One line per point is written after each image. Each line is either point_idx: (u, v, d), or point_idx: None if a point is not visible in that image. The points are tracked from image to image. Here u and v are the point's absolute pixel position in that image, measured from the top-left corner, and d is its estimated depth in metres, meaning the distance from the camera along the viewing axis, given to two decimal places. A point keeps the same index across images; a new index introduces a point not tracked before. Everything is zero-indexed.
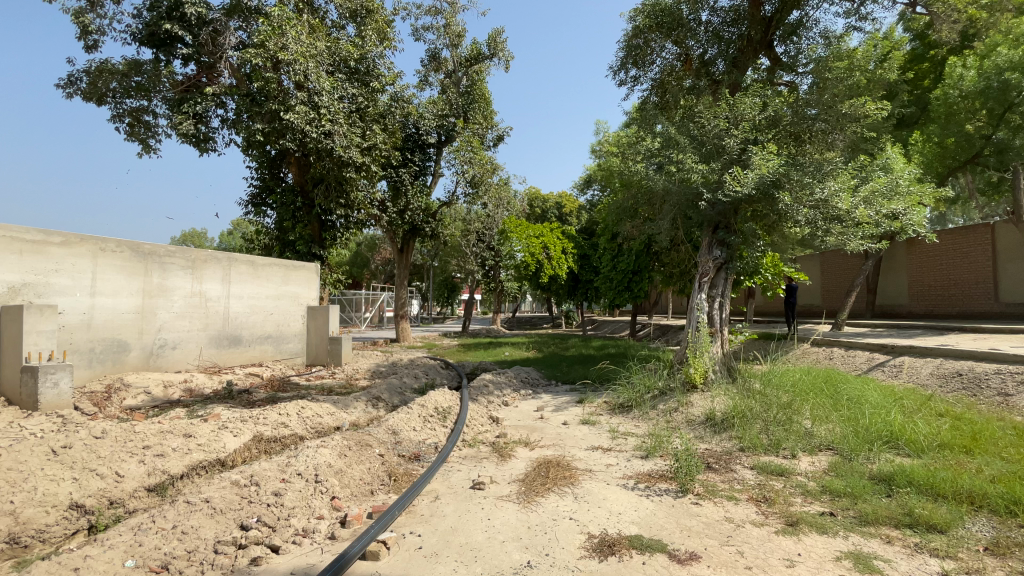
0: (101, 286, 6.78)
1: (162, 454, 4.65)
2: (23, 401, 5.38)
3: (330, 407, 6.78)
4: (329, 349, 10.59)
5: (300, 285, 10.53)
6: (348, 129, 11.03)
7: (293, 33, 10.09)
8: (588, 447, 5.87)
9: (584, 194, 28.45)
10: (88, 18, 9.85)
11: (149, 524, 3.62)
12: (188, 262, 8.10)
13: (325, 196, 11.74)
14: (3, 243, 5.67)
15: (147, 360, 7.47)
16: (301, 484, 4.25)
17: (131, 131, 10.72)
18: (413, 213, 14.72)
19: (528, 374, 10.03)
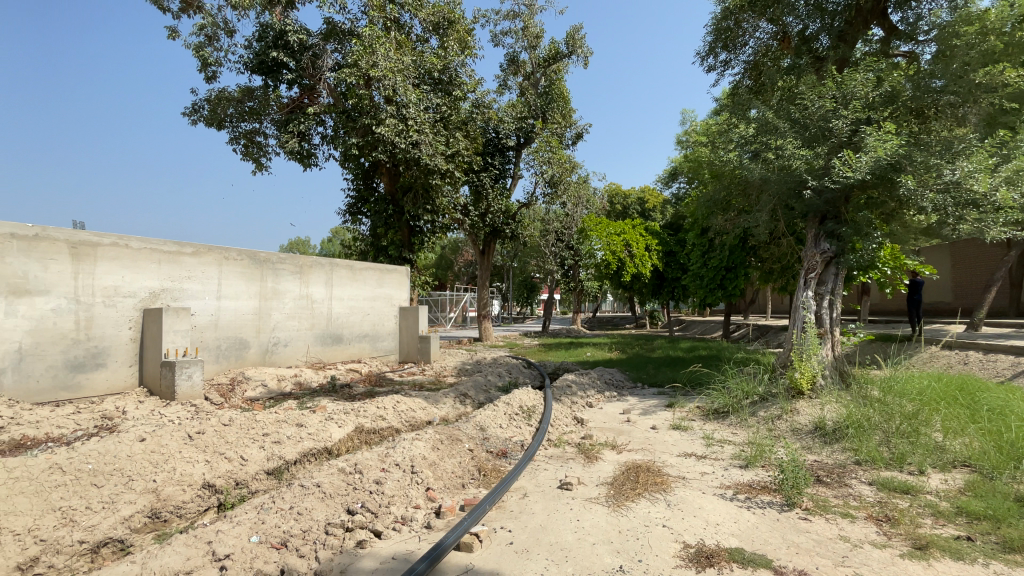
0: (225, 290, 7.66)
1: (278, 441, 5.13)
2: (164, 391, 6.23)
3: (422, 402, 7.10)
4: (419, 347, 11.10)
5: (393, 287, 11.16)
6: (433, 138, 11.50)
7: (382, 50, 10.70)
8: (680, 453, 5.61)
9: (667, 188, 27.33)
10: (208, 52, 11.18)
11: (270, 504, 3.99)
12: (295, 267, 8.88)
13: (413, 203, 12.36)
14: (145, 255, 6.61)
15: (263, 356, 8.30)
16: (399, 474, 4.50)
17: (246, 151, 12.00)
18: (494, 216, 15.02)
19: (613, 376, 9.82)
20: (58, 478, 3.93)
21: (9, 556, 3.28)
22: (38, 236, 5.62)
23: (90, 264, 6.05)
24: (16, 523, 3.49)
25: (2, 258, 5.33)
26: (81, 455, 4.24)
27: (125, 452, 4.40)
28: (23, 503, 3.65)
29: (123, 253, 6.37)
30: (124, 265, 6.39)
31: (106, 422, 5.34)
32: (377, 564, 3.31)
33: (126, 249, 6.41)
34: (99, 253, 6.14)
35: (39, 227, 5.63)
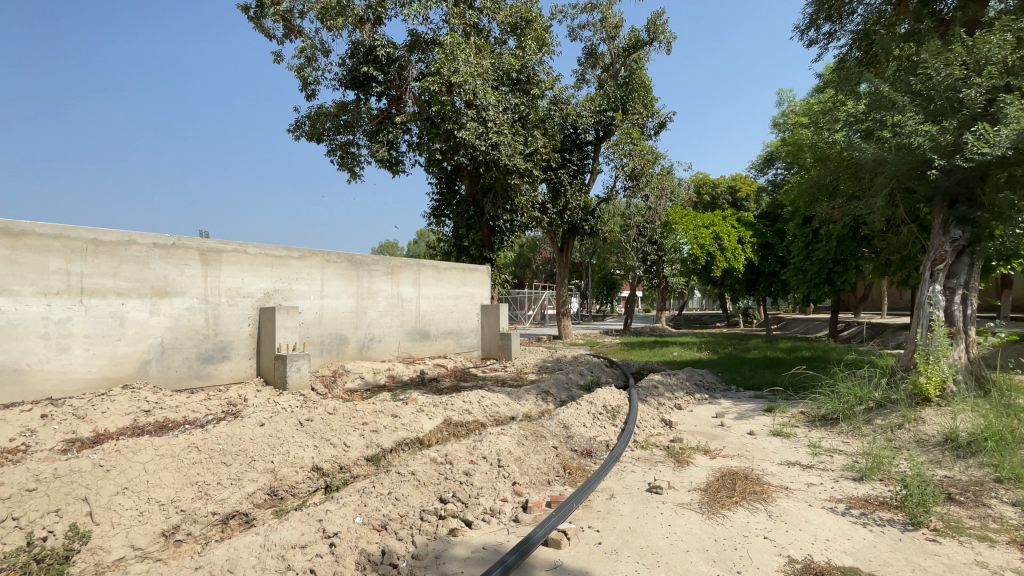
0: (327, 290, 8.33)
1: (375, 430, 5.49)
2: (277, 380, 6.94)
3: (505, 398, 7.23)
4: (501, 344, 11.32)
5: (475, 285, 11.48)
6: (512, 138, 11.67)
7: (462, 56, 11.01)
8: (782, 461, 5.21)
9: (762, 175, 25.42)
10: (308, 73, 12.20)
11: (371, 489, 4.27)
12: (387, 268, 9.43)
13: (494, 203, 12.64)
14: (260, 259, 7.36)
15: (361, 351, 8.92)
16: (487, 467, 4.63)
17: (342, 161, 12.95)
18: (573, 212, 14.89)
19: (703, 377, 9.34)
20: (194, 455, 4.48)
21: (156, 523, 3.81)
22: (176, 245, 6.45)
23: (216, 268, 6.86)
24: (161, 494, 4.02)
25: (148, 265, 6.20)
26: (212, 436, 4.81)
27: (247, 435, 4.93)
28: (168, 477, 4.18)
29: (242, 258, 7.15)
30: (243, 269, 7.16)
31: (230, 408, 6.04)
32: (469, 552, 3.44)
33: (245, 255, 7.18)
34: (224, 259, 6.94)
35: (177, 237, 6.46)
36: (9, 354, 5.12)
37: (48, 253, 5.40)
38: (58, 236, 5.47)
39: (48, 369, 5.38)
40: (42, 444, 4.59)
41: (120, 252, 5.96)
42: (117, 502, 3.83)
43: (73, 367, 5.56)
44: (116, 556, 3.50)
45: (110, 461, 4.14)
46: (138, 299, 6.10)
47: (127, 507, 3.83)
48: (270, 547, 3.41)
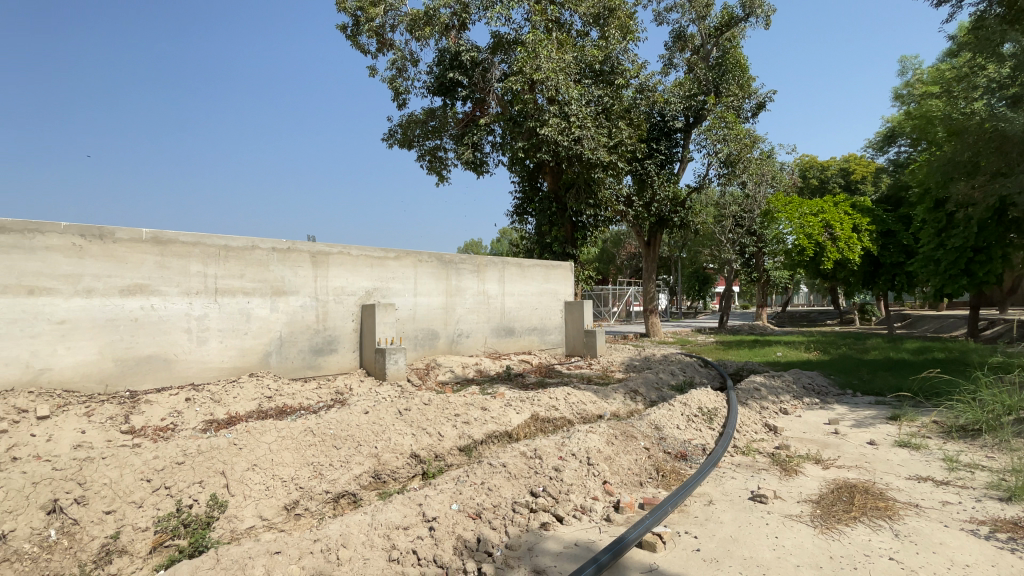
0: (419, 288, 8.76)
1: (467, 422, 5.69)
2: (377, 372, 7.47)
3: (593, 396, 7.13)
4: (586, 341, 11.20)
5: (559, 282, 11.43)
6: (595, 132, 11.48)
7: (544, 52, 10.97)
8: (910, 476, 4.62)
9: (882, 154, 22.61)
10: (399, 83, 12.90)
11: (465, 478, 4.44)
12: (474, 266, 9.70)
13: (577, 199, 12.49)
14: (361, 260, 7.93)
15: (450, 345, 9.30)
16: (577, 464, 4.61)
17: (430, 165, 13.55)
18: (661, 204, 14.27)
19: (811, 379, 8.55)
20: (310, 438, 4.94)
21: (279, 497, 4.25)
22: (291, 249, 7.14)
23: (324, 269, 7.50)
24: (283, 472, 4.48)
25: (268, 267, 6.93)
26: (324, 421, 5.26)
27: (354, 422, 5.34)
28: (288, 456, 4.64)
29: (346, 259, 7.75)
30: (347, 269, 7.77)
31: (337, 396, 6.60)
32: (561, 547, 3.46)
33: (348, 256, 7.77)
34: (330, 260, 7.58)
35: (291, 241, 7.15)
36: (160, 345, 6.00)
37: (189, 258, 6.24)
38: (197, 243, 6.29)
39: (190, 358, 6.23)
40: (186, 423, 5.34)
41: (245, 256, 6.72)
42: (247, 477, 4.29)
43: (209, 357, 6.39)
44: (246, 525, 3.97)
45: (242, 440, 4.67)
46: (260, 297, 6.85)
47: (255, 481, 4.29)
48: (377, 526, 3.67)
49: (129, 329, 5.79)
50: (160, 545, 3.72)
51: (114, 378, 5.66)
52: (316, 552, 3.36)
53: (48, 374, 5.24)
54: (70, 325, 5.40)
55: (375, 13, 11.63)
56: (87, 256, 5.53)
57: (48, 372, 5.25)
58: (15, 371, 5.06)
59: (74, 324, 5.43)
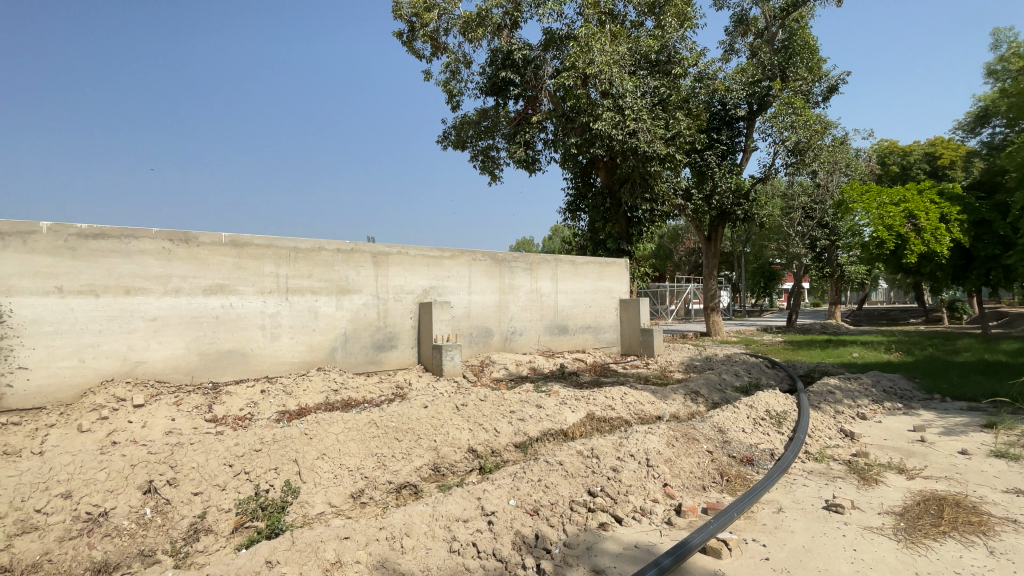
0: (474, 286, 8.90)
1: (523, 419, 5.72)
2: (434, 368, 7.67)
3: (651, 396, 6.95)
4: (642, 340, 10.94)
5: (613, 279, 11.18)
6: (651, 124, 11.14)
7: (598, 45, 10.76)
8: (1011, 489, 4.17)
9: (974, 135, 20.49)
10: (453, 85, 13.13)
11: (522, 474, 4.45)
12: (527, 264, 9.71)
13: (632, 193, 12.07)
14: (418, 259, 8.15)
15: (504, 343, 9.38)
16: (635, 465, 4.51)
17: (483, 165, 13.70)
18: (722, 197, 13.63)
19: (891, 382, 7.90)
20: (374, 430, 5.14)
21: (346, 486, 4.46)
22: (353, 250, 7.46)
23: (384, 269, 7.78)
24: (350, 461, 4.69)
25: (334, 267, 7.28)
26: (386, 414, 5.47)
27: (414, 415, 5.50)
28: (353, 447, 4.85)
29: (404, 259, 8.01)
30: (406, 269, 8.02)
31: (397, 391, 6.86)
32: (620, 548, 3.41)
33: (407, 256, 8.02)
34: (390, 260, 7.85)
35: (354, 243, 7.47)
36: (238, 340, 6.46)
37: (263, 260, 6.66)
38: (269, 246, 6.71)
39: (265, 352, 6.67)
40: (262, 413, 5.73)
41: (313, 257, 7.10)
42: (317, 465, 4.54)
43: (282, 352, 6.81)
44: (317, 511, 4.20)
45: (312, 430, 4.94)
46: (326, 296, 7.21)
47: (324, 470, 4.52)
48: (438, 517, 3.77)
49: (211, 325, 6.27)
50: (241, 525, 4.01)
51: (199, 370, 6.16)
52: (382, 540, 3.50)
53: (143, 366, 5.80)
54: (161, 322, 5.93)
55: (429, 18, 11.91)
56: (174, 259, 6.03)
57: (142, 365, 5.80)
58: (116, 363, 5.64)
59: (164, 321, 5.95)
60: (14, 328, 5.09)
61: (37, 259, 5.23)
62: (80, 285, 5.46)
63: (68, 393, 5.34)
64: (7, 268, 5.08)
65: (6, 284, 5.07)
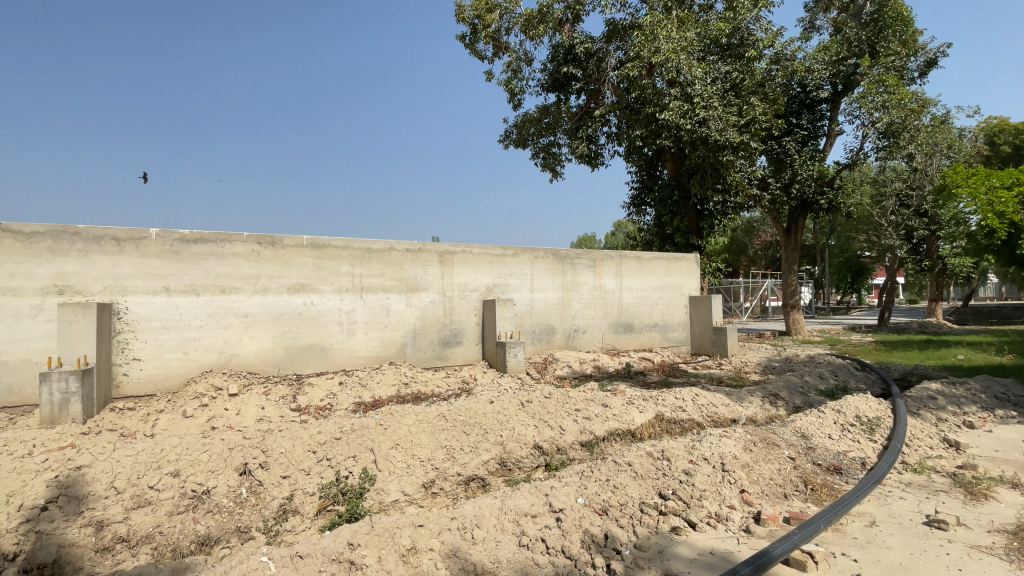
0: (536, 284, 8.91)
1: (589, 417, 5.65)
2: (498, 364, 7.76)
3: (724, 398, 6.62)
4: (714, 340, 10.45)
5: (682, 275, 10.73)
6: (723, 111, 10.55)
7: (664, 33, 10.39)
8: None
9: None
10: (514, 84, 13.19)
11: (590, 473, 4.40)
12: (590, 260, 9.56)
13: (702, 184, 11.51)
14: (482, 258, 8.29)
15: (568, 341, 9.31)
16: (709, 470, 4.33)
17: (545, 162, 13.64)
18: (803, 185, 12.68)
19: (1006, 388, 7.02)
20: (443, 423, 5.30)
21: (418, 475, 4.63)
22: (421, 249, 7.71)
23: (449, 267, 7.98)
24: (421, 453, 4.87)
25: (403, 266, 7.56)
26: (454, 408, 5.61)
27: (481, 410, 5.60)
28: (424, 439, 5.03)
29: (468, 258, 8.16)
30: (470, 267, 8.18)
31: (464, 386, 7.02)
32: (694, 554, 3.29)
33: (470, 255, 8.17)
34: (455, 259, 8.03)
35: (421, 242, 7.72)
36: (319, 335, 6.89)
37: (340, 260, 7.05)
38: (345, 247, 7.09)
39: (342, 347, 7.06)
40: (340, 404, 6.09)
41: (384, 257, 7.41)
42: (391, 455, 4.75)
43: (357, 347, 7.18)
44: (392, 498, 4.40)
45: (386, 422, 5.17)
46: (397, 294, 7.50)
47: (398, 460, 4.72)
48: (507, 511, 3.81)
49: (294, 321, 6.73)
50: (323, 508, 4.27)
51: (284, 363, 6.65)
52: (453, 529, 3.60)
53: (237, 359, 6.34)
54: (251, 318, 6.45)
55: (491, 19, 12.06)
56: (261, 260, 6.53)
57: (236, 357, 6.35)
58: (214, 355, 6.21)
59: (254, 317, 6.47)
60: (130, 324, 5.78)
61: (148, 262, 5.86)
62: (183, 285, 6.06)
63: (174, 381, 5.98)
64: (124, 271, 5.75)
65: (123, 284, 5.75)
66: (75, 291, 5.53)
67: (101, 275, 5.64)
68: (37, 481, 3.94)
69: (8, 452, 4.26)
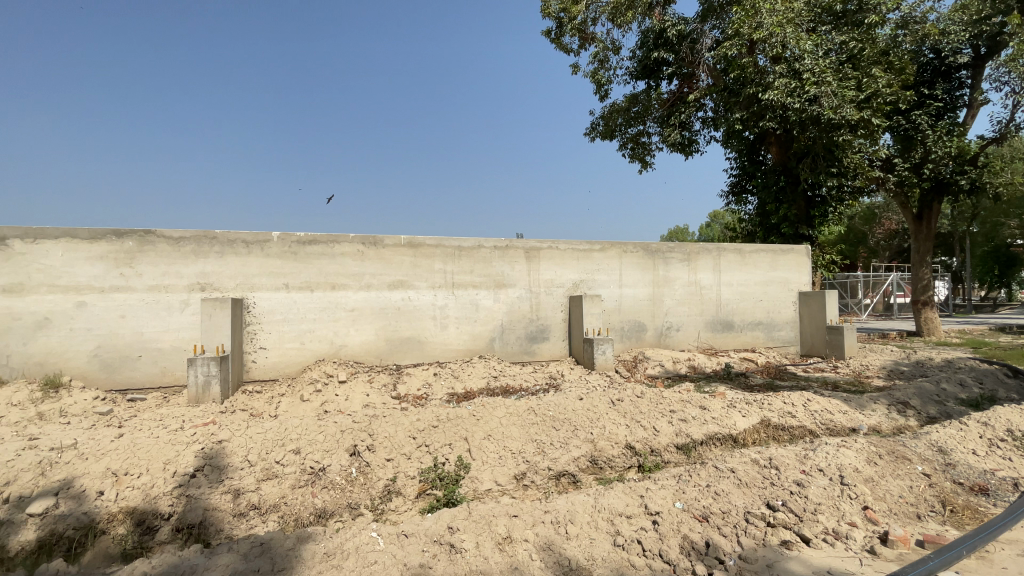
0: (625, 279, 8.67)
1: (685, 420, 5.39)
2: (586, 361, 7.67)
3: (841, 404, 5.98)
4: (828, 340, 9.49)
5: (790, 269, 9.84)
6: (839, 86, 9.48)
7: (767, 6, 9.60)
8: None
9: None
10: (601, 74, 12.90)
11: (688, 477, 4.19)
12: (684, 254, 9.10)
13: (813, 168, 10.45)
14: (569, 253, 8.23)
15: (660, 339, 8.96)
16: (825, 482, 3.94)
17: (633, 153, 13.21)
18: (938, 165, 11.02)
19: None
20: (533, 417, 5.35)
21: (511, 467, 4.72)
22: (509, 246, 7.83)
23: (536, 263, 8.02)
24: (513, 445, 4.95)
25: (491, 263, 7.73)
26: (544, 403, 5.64)
27: (571, 407, 5.58)
28: (516, 432, 5.11)
29: (555, 253, 8.14)
30: (556, 262, 8.16)
31: (551, 381, 7.05)
32: (809, 572, 3.02)
33: (557, 251, 8.15)
34: (542, 255, 8.06)
35: (509, 239, 7.83)
36: (416, 329, 7.28)
37: (434, 258, 7.38)
38: (439, 245, 7.41)
39: (436, 340, 7.40)
40: (435, 394, 6.40)
41: (474, 255, 7.63)
42: (484, 446, 4.89)
43: (450, 340, 7.48)
44: (485, 487, 4.53)
45: (479, 413, 5.35)
46: (486, 289, 7.70)
47: (491, 450, 4.86)
48: (601, 509, 3.75)
49: (394, 315, 7.17)
50: (423, 492, 4.51)
51: (386, 354, 7.12)
52: (547, 523, 3.62)
53: (345, 349, 6.90)
54: (357, 312, 6.97)
55: (577, 10, 11.88)
56: (365, 259, 7.03)
57: (344, 348, 6.90)
58: (326, 345, 6.81)
59: (359, 311, 6.99)
60: (258, 316, 6.52)
61: (271, 261, 6.56)
62: (300, 282, 6.70)
63: (293, 367, 6.65)
64: (252, 270, 6.49)
65: (252, 282, 6.49)
66: (214, 288, 6.34)
67: (234, 274, 6.41)
68: (187, 452, 4.54)
69: (164, 426, 4.99)
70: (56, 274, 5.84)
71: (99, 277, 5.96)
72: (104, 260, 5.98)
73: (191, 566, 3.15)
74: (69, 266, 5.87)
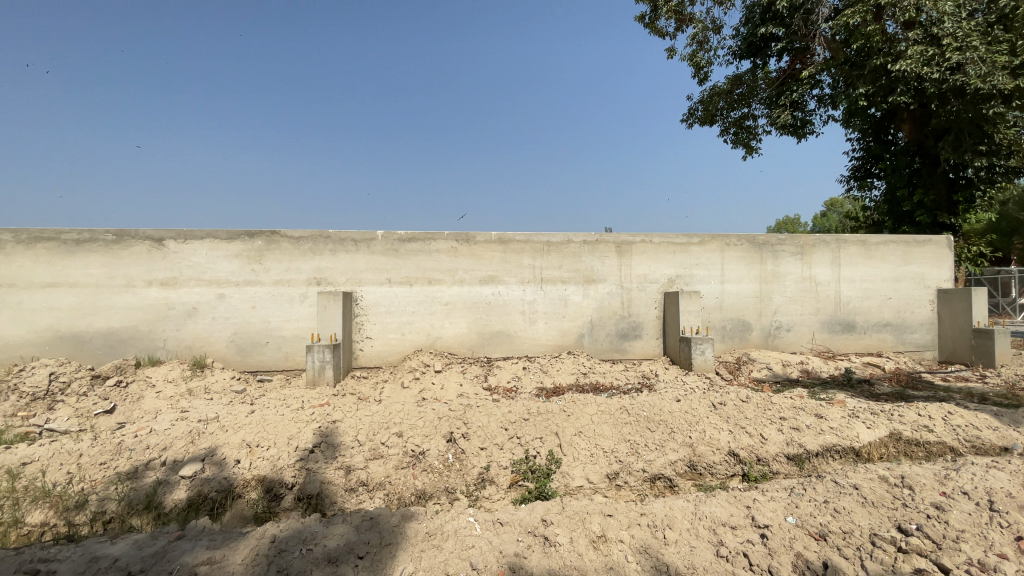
0: (727, 274, 8.14)
1: (797, 428, 4.95)
2: (682, 361, 7.33)
3: (992, 419, 5.13)
4: (974, 345, 8.15)
5: (925, 262, 8.62)
6: (988, 50, 8.05)
7: None
8: None
9: None
10: (700, 57, 12.18)
11: (801, 491, 3.85)
12: (796, 248, 8.33)
13: (955, 147, 9.04)
14: (664, 247, 7.90)
15: (766, 339, 8.30)
16: (972, 507, 3.42)
17: (736, 138, 12.33)
18: None
19: None
20: (626, 416, 5.23)
21: (603, 465, 4.65)
22: (601, 240, 7.70)
23: (628, 258, 7.80)
24: (605, 443, 4.88)
25: (580, 258, 7.65)
26: (637, 402, 5.49)
27: (667, 408, 5.37)
28: (609, 431, 5.03)
29: (648, 248, 7.86)
30: (650, 257, 7.87)
31: (644, 380, 6.84)
32: None
33: (650, 245, 7.86)
34: (634, 249, 7.82)
35: (599, 234, 7.71)
36: (507, 323, 7.43)
37: (523, 253, 7.47)
38: (528, 241, 7.49)
39: (527, 335, 7.50)
40: (525, 387, 6.50)
41: (563, 250, 7.61)
42: (576, 442, 4.87)
43: (539, 334, 7.54)
44: (577, 483, 4.51)
45: (570, 409, 5.35)
46: (575, 285, 7.64)
47: (583, 447, 4.83)
48: (701, 517, 3.58)
49: (485, 309, 7.37)
50: (516, 483, 4.61)
51: (478, 346, 7.35)
52: (643, 526, 3.52)
53: (441, 341, 7.23)
54: (451, 305, 7.27)
55: None
56: (459, 256, 7.30)
57: (441, 339, 7.24)
58: (424, 337, 7.18)
59: (453, 305, 7.28)
60: (365, 308, 7.04)
61: (376, 258, 7.05)
62: (402, 277, 7.13)
63: (394, 356, 7.11)
64: (360, 266, 7.02)
65: (360, 277, 7.02)
66: (328, 282, 6.96)
67: (345, 270, 6.99)
68: (306, 430, 5.04)
69: (288, 405, 5.58)
70: (201, 270, 6.75)
71: (234, 272, 6.80)
72: (239, 258, 6.80)
73: (312, 532, 3.48)
74: (211, 263, 6.76)
